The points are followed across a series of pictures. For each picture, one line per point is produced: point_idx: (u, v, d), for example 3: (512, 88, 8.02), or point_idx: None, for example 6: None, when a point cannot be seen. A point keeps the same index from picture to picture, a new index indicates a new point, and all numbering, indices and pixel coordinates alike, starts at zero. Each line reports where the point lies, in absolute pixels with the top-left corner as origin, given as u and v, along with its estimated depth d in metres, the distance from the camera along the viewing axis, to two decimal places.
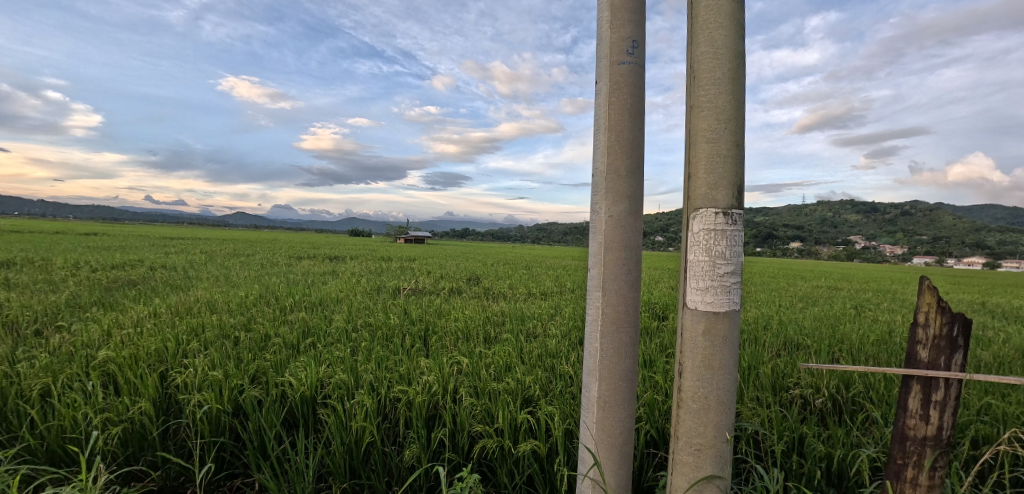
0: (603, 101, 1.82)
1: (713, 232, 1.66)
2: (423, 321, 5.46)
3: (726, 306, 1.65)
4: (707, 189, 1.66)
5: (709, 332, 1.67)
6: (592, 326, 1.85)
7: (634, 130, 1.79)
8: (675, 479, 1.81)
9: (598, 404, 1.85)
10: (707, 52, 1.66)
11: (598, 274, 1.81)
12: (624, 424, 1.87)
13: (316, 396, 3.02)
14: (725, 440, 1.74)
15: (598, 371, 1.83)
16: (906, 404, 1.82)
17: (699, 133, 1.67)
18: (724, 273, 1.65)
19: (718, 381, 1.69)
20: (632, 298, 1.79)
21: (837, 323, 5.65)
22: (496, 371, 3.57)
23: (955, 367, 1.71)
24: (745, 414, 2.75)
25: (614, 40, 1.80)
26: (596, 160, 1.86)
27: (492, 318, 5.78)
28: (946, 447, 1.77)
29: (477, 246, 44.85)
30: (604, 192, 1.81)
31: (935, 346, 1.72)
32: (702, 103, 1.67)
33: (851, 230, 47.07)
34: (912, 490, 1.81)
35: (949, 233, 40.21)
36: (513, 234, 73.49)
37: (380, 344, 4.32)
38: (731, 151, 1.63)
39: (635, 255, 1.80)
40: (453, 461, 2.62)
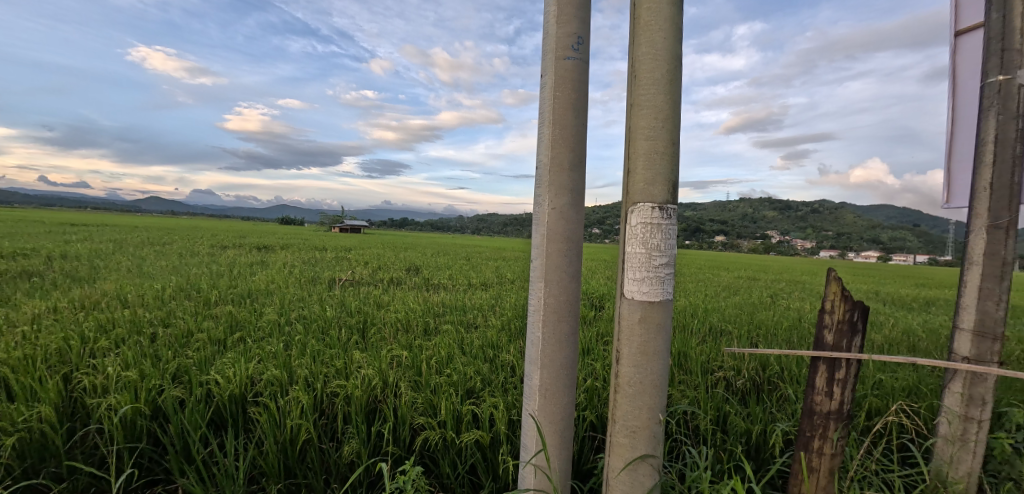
0: (548, 95, 1.85)
1: (649, 225, 1.74)
2: (361, 313, 5.30)
3: (660, 295, 1.75)
4: (644, 185, 1.74)
5: (645, 320, 1.76)
6: (534, 315, 1.89)
7: (579, 124, 1.84)
8: (612, 460, 1.91)
9: (539, 392, 1.90)
10: (648, 54, 1.74)
11: (540, 265, 1.85)
12: (565, 410, 1.93)
13: (246, 394, 2.87)
14: (658, 422, 1.85)
15: (541, 359, 1.88)
16: (815, 382, 2.02)
17: (639, 131, 1.75)
18: (659, 264, 1.75)
19: (653, 366, 1.78)
20: (574, 289, 1.85)
21: (755, 310, 6.14)
22: (436, 362, 3.55)
23: (855, 348, 1.93)
24: (676, 396, 2.93)
25: (560, 36, 1.83)
26: (540, 153, 1.89)
27: (432, 309, 5.73)
28: (846, 418, 2.01)
29: (416, 236, 44.12)
30: (548, 184, 1.84)
31: (839, 330, 1.93)
32: (642, 102, 1.75)
33: (768, 226, 51.08)
34: (818, 458, 2.04)
35: (851, 230, 44.66)
36: (454, 224, 72.82)
37: (315, 337, 4.17)
38: (668, 149, 1.72)
39: (577, 246, 1.85)
40: (396, 454, 2.61)
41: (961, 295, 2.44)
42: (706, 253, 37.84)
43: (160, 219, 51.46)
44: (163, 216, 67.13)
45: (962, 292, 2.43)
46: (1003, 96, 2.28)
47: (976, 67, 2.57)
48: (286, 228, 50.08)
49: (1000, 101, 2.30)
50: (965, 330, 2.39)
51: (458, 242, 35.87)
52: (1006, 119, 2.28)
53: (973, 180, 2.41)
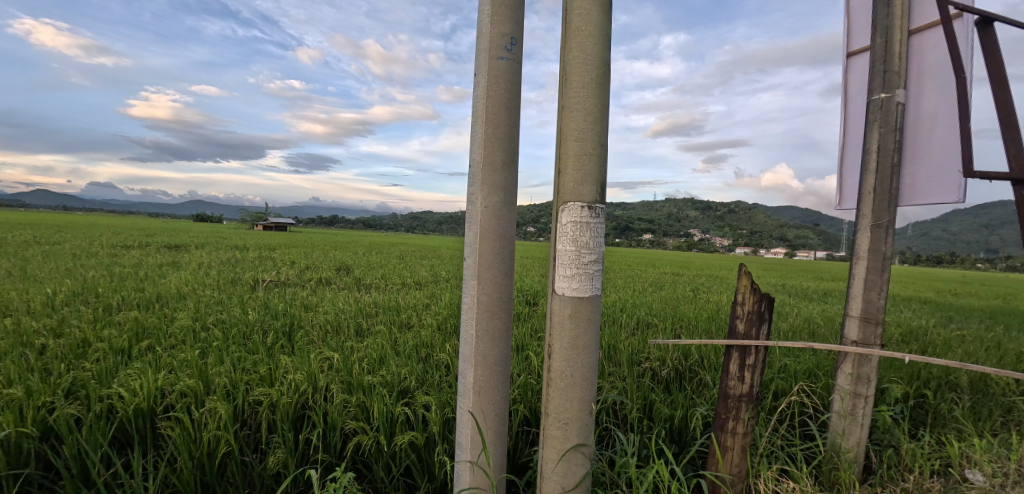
0: (482, 94, 1.86)
1: (579, 224, 1.81)
2: (287, 316, 5.04)
3: (589, 291, 1.82)
4: (574, 185, 1.80)
5: (576, 315, 1.82)
6: (468, 313, 1.89)
7: (511, 124, 1.87)
8: (546, 452, 1.96)
9: (473, 389, 1.91)
10: (578, 58, 1.80)
11: (473, 263, 1.86)
12: (499, 406, 1.95)
13: (155, 408, 2.63)
14: (589, 412, 1.93)
15: (475, 357, 1.89)
16: (729, 368, 2.20)
17: (570, 132, 1.80)
18: (588, 261, 1.82)
19: (583, 360, 1.85)
20: (506, 287, 1.88)
21: (677, 304, 6.54)
22: (368, 364, 3.45)
23: (763, 336, 2.12)
24: (607, 387, 3.07)
25: (493, 35, 1.85)
26: (473, 152, 1.90)
27: (364, 310, 5.56)
28: (756, 400, 2.21)
29: (347, 234, 42.50)
30: (480, 183, 1.85)
31: (749, 319, 2.12)
32: (573, 104, 1.81)
33: (691, 225, 54.46)
34: (732, 438, 2.22)
35: (762, 229, 48.71)
36: (388, 222, 70.89)
37: (235, 343, 3.91)
38: (596, 150, 1.79)
39: (509, 244, 1.88)
40: (326, 461, 2.52)
41: (850, 286, 2.75)
42: (634, 251, 39.67)
43: (47, 216, 45.61)
44: (51, 212, 59.56)
45: (851, 284, 2.75)
46: (884, 111, 2.61)
47: (863, 85, 2.91)
48: (201, 226, 46.29)
49: (882, 116, 2.63)
50: (853, 317, 2.70)
51: (392, 240, 34.97)
52: (887, 132, 2.61)
53: (861, 184, 2.72)
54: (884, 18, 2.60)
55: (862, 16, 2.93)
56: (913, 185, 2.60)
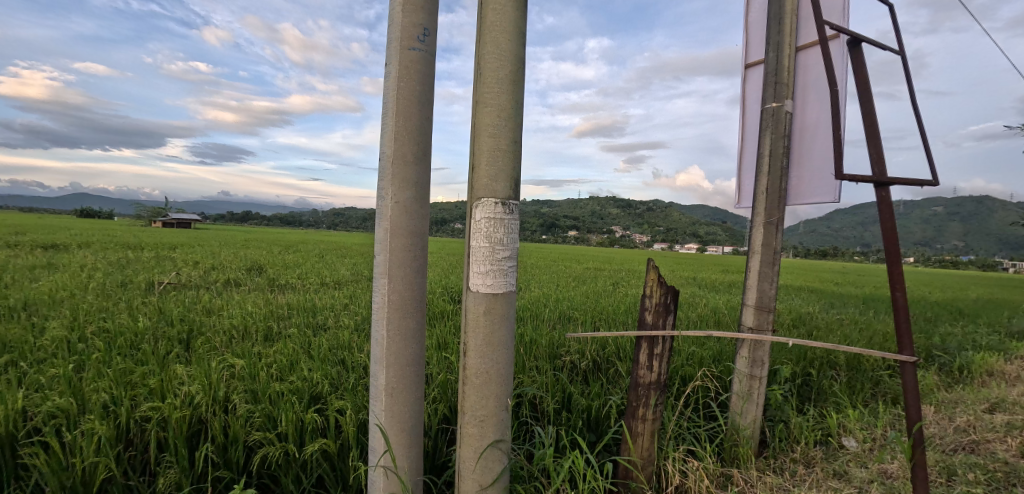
0: (392, 84, 1.79)
1: (493, 220, 1.79)
2: (186, 322, 4.59)
3: (503, 288, 1.81)
4: (488, 180, 1.78)
5: (490, 312, 1.80)
6: (378, 313, 1.82)
7: (423, 118, 1.81)
8: (463, 451, 1.94)
9: (385, 391, 1.84)
10: (492, 53, 1.78)
11: (383, 260, 1.78)
12: (413, 408, 1.89)
13: (14, 435, 2.27)
14: (504, 408, 1.93)
15: (387, 358, 1.81)
16: (639, 358, 2.30)
17: (484, 127, 1.78)
18: (502, 257, 1.81)
19: (497, 356, 1.84)
20: (419, 284, 1.83)
21: (598, 298, 6.80)
22: (277, 370, 3.22)
23: (668, 326, 2.24)
24: (527, 381, 3.11)
25: (405, 25, 1.78)
26: (383, 145, 1.82)
27: (276, 312, 5.20)
28: (662, 387, 2.34)
29: (261, 232, 39.66)
30: (390, 177, 1.78)
31: (656, 311, 2.23)
32: (487, 100, 1.79)
33: (613, 222, 56.96)
34: (642, 424, 2.34)
35: (676, 226, 52.11)
36: (308, 219, 67.07)
37: (121, 354, 3.49)
38: (509, 146, 1.78)
39: (422, 241, 1.82)
40: (225, 479, 2.31)
41: (747, 277, 2.99)
42: (561, 248, 40.75)
43: None
44: None
45: (748, 275, 2.99)
46: (775, 119, 2.87)
47: (758, 94, 3.18)
48: (85, 222, 41.00)
49: (773, 123, 2.89)
50: (749, 305, 2.94)
51: (311, 238, 33.16)
52: (777, 137, 2.87)
53: (755, 184, 2.98)
54: (776, 34, 2.86)
55: (758, 31, 3.20)
56: (799, 186, 2.86)
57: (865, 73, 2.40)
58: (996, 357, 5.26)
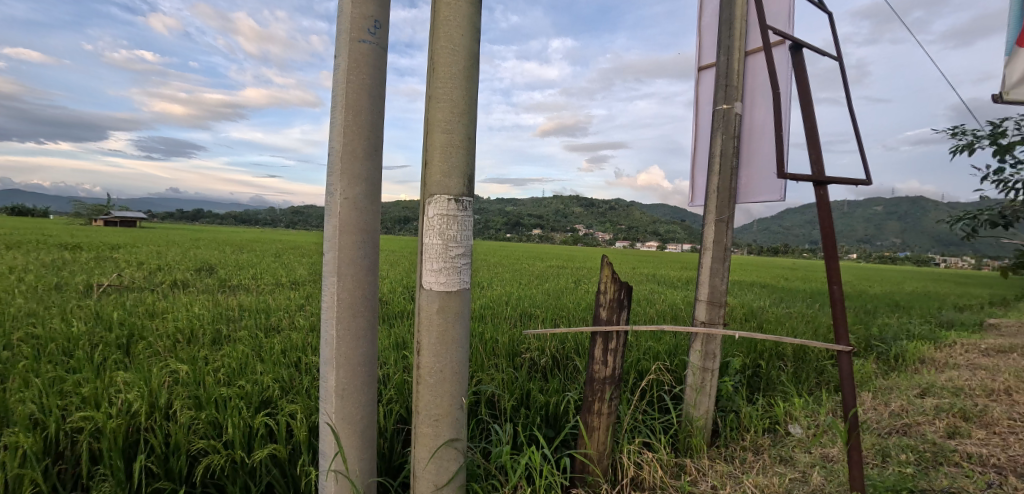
0: (342, 77, 1.73)
1: (446, 217, 1.77)
2: (126, 326, 4.33)
3: (456, 285, 1.80)
4: (441, 177, 1.76)
5: (443, 310, 1.79)
6: (328, 313, 1.76)
7: (374, 112, 1.77)
8: (418, 451, 1.91)
9: (336, 393, 1.79)
10: (445, 48, 1.76)
11: (333, 258, 1.73)
12: (365, 409, 1.85)
13: None
14: (459, 406, 1.91)
15: (337, 359, 1.77)
16: (594, 354, 2.33)
17: (436, 122, 1.75)
18: (455, 254, 1.80)
19: (452, 354, 1.82)
20: (371, 283, 1.79)
21: (559, 295, 6.88)
22: (224, 374, 3.08)
23: (622, 321, 2.29)
24: (486, 379, 3.10)
25: (355, 16, 1.73)
26: (332, 140, 1.76)
27: (226, 314, 4.98)
28: (617, 381, 2.38)
29: (213, 231, 37.91)
30: (339, 172, 1.73)
31: (610, 307, 2.27)
32: (440, 95, 1.76)
33: (576, 221, 57.70)
34: (598, 418, 2.38)
35: (638, 224, 53.34)
36: (264, 217, 64.63)
37: (50, 361, 3.25)
38: (463, 143, 1.77)
39: (373, 238, 1.78)
40: (166, 490, 2.20)
41: (699, 273, 3.09)
42: (525, 246, 40.95)
43: None
44: None
45: (700, 271, 3.08)
46: (725, 120, 2.97)
47: (710, 96, 3.28)
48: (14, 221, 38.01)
49: (723, 124, 2.99)
50: (701, 300, 3.04)
51: (267, 237, 31.97)
52: (727, 138, 2.97)
53: (707, 183, 3.08)
54: (726, 38, 2.96)
55: (709, 35, 3.30)
56: (747, 185, 2.98)
57: (806, 78, 2.52)
58: (926, 346, 5.66)
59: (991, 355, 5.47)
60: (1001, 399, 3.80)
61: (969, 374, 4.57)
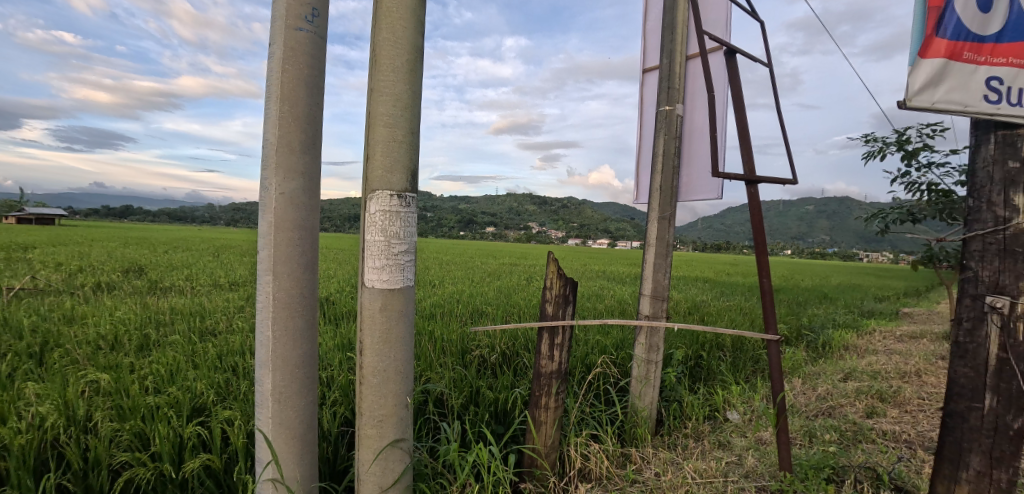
0: (276, 66, 1.66)
1: (388, 213, 1.74)
2: (39, 332, 3.97)
3: (400, 282, 1.77)
4: (383, 172, 1.72)
5: (387, 308, 1.75)
6: (263, 314, 1.69)
7: (312, 104, 1.71)
8: (362, 454, 1.87)
9: (273, 397, 1.72)
10: (388, 40, 1.72)
11: (268, 256, 1.66)
12: (305, 412, 1.79)
13: None
14: (404, 406, 1.89)
15: (273, 361, 1.69)
16: (541, 349, 2.37)
17: (378, 116, 1.71)
18: (399, 251, 1.77)
19: (395, 353, 1.80)
20: (309, 281, 1.73)
21: (511, 292, 6.93)
22: (153, 382, 2.89)
23: (567, 316, 2.33)
24: (434, 378, 3.08)
25: (291, 3, 1.66)
26: (266, 132, 1.68)
27: (157, 317, 4.66)
28: (563, 374, 2.43)
29: (144, 229, 35.31)
30: (274, 166, 1.65)
31: (556, 302, 2.30)
32: (382, 88, 1.72)
33: (530, 218, 58.19)
34: (545, 412, 2.41)
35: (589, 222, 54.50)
36: (202, 214, 60.92)
37: None
38: (406, 138, 1.74)
39: (311, 235, 1.72)
40: None
41: (643, 268, 3.19)
42: (480, 244, 40.85)
43: None
44: None
45: (644, 266, 3.19)
46: (668, 121, 3.09)
47: (654, 98, 3.40)
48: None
49: (666, 125, 3.11)
50: (645, 294, 3.15)
51: (205, 235, 30.16)
52: (669, 139, 3.09)
53: (651, 182, 3.19)
54: (669, 42, 3.08)
55: (653, 39, 3.42)
56: (688, 184, 3.11)
57: (739, 82, 2.66)
58: (849, 334, 6.14)
59: (904, 340, 6.01)
60: (912, 380, 4.18)
61: (885, 358, 4.99)
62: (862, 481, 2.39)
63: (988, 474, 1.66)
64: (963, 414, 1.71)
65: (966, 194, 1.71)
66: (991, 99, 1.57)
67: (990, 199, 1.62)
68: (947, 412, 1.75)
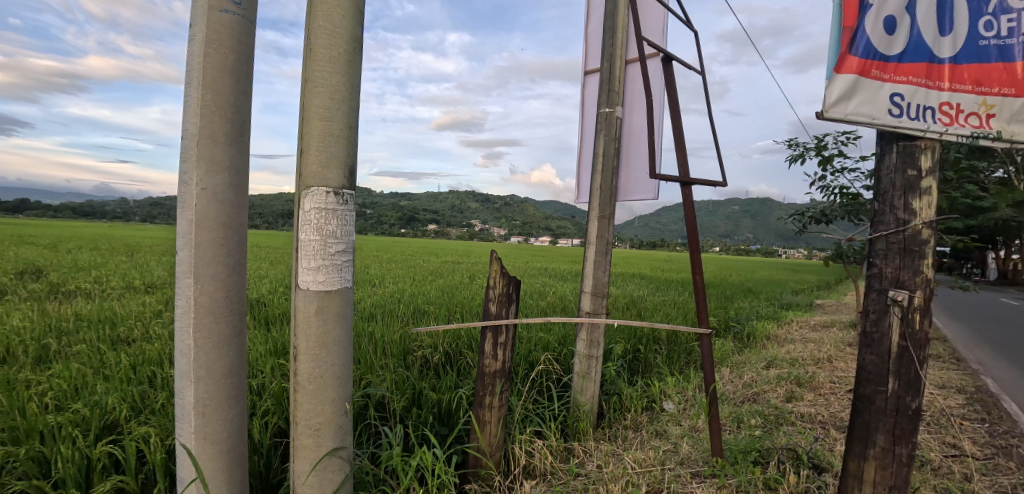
0: (197, 49, 1.51)
1: (324, 211, 1.65)
2: None
3: (337, 284, 1.69)
4: (318, 167, 1.63)
5: (323, 311, 1.66)
6: (183, 320, 1.54)
7: (239, 93, 1.58)
8: (297, 466, 1.76)
9: (195, 410, 1.58)
10: (324, 28, 1.62)
11: (188, 257, 1.51)
12: (232, 425, 1.67)
13: None
14: (343, 412, 1.80)
15: (195, 372, 1.56)
16: (485, 348, 2.35)
17: (313, 109, 1.61)
18: (335, 251, 1.68)
19: (333, 358, 1.71)
20: (236, 284, 1.60)
21: (454, 291, 6.86)
22: (52, 399, 2.57)
23: (510, 315, 2.33)
24: (375, 381, 2.98)
25: None
26: (185, 121, 1.53)
27: (56, 325, 4.17)
28: (506, 373, 2.42)
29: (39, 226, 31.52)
30: (195, 158, 1.51)
31: (499, 301, 2.30)
32: (317, 79, 1.62)
33: (473, 216, 57.97)
34: (489, 411, 2.40)
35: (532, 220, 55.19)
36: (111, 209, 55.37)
37: None
38: (343, 132, 1.65)
39: (238, 234, 1.60)
40: None
41: (584, 266, 3.26)
42: (422, 241, 40.15)
43: None
44: None
45: (585, 264, 3.25)
46: (608, 123, 3.17)
47: (594, 99, 3.48)
48: None
49: (606, 126, 3.19)
50: (586, 292, 3.21)
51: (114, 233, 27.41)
52: (609, 140, 3.18)
53: (592, 181, 3.26)
54: (609, 46, 3.16)
55: (594, 42, 3.50)
56: (627, 184, 3.21)
57: (675, 88, 2.78)
58: (770, 324, 6.63)
59: (816, 329, 6.58)
60: (825, 366, 4.58)
61: (802, 346, 5.44)
62: (784, 461, 2.57)
63: (892, 450, 1.84)
64: (871, 397, 1.88)
65: (872, 198, 1.88)
66: (894, 113, 1.72)
67: (893, 203, 1.79)
68: (857, 395, 1.92)
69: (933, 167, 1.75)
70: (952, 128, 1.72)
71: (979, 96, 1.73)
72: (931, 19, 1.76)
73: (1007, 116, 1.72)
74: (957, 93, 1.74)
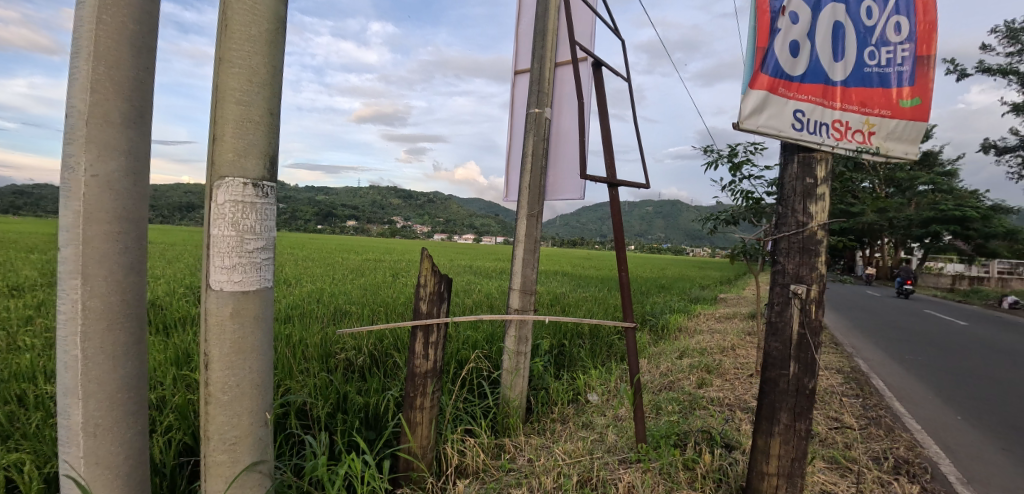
0: (88, 15, 1.32)
1: (240, 204, 1.52)
2: None
3: (256, 284, 1.56)
4: (234, 156, 1.49)
5: (239, 314, 1.53)
6: (68, 328, 1.34)
7: (138, 68, 1.40)
8: (209, 485, 1.61)
9: (84, 431, 1.39)
10: (242, 3, 1.48)
11: (74, 256, 1.32)
12: (131, 445, 1.48)
13: None
14: (262, 423, 1.67)
15: (84, 387, 1.36)
16: (415, 348, 2.30)
17: (229, 91, 1.47)
18: (253, 249, 1.56)
19: (251, 364, 1.58)
20: (135, 286, 1.42)
21: (376, 290, 6.63)
22: None
23: (441, 314, 2.30)
24: (294, 387, 2.80)
25: None
26: (70, 97, 1.33)
27: None
28: (437, 373, 2.39)
29: None
30: (83, 141, 1.32)
31: (430, 300, 2.26)
32: (233, 58, 1.48)
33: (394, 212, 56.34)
34: (420, 413, 2.35)
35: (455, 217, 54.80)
36: None
37: None
38: (263, 119, 1.53)
39: (136, 229, 1.42)
40: None
41: (513, 264, 3.29)
42: (340, 239, 38.28)
43: None
44: None
45: (513, 261, 3.28)
46: (537, 123, 3.22)
47: (523, 100, 3.51)
48: None
49: (535, 126, 3.24)
50: (516, 289, 3.25)
51: None
52: (538, 140, 3.23)
53: (521, 180, 3.30)
54: (539, 48, 3.20)
55: (524, 42, 3.54)
56: (555, 184, 3.29)
57: (602, 92, 2.89)
58: (681, 317, 7.16)
59: (719, 321, 7.21)
60: (728, 354, 5.03)
61: (708, 337, 5.93)
62: (699, 442, 2.79)
63: (792, 426, 2.06)
64: (775, 381, 2.09)
65: (775, 202, 2.09)
66: (796, 127, 1.92)
67: (793, 207, 2.01)
68: (764, 379, 2.13)
69: (824, 176, 1.99)
70: (841, 142, 1.97)
71: (863, 115, 2.00)
72: (823, 43, 1.99)
73: (883, 134, 2.02)
74: (846, 112, 1.99)
